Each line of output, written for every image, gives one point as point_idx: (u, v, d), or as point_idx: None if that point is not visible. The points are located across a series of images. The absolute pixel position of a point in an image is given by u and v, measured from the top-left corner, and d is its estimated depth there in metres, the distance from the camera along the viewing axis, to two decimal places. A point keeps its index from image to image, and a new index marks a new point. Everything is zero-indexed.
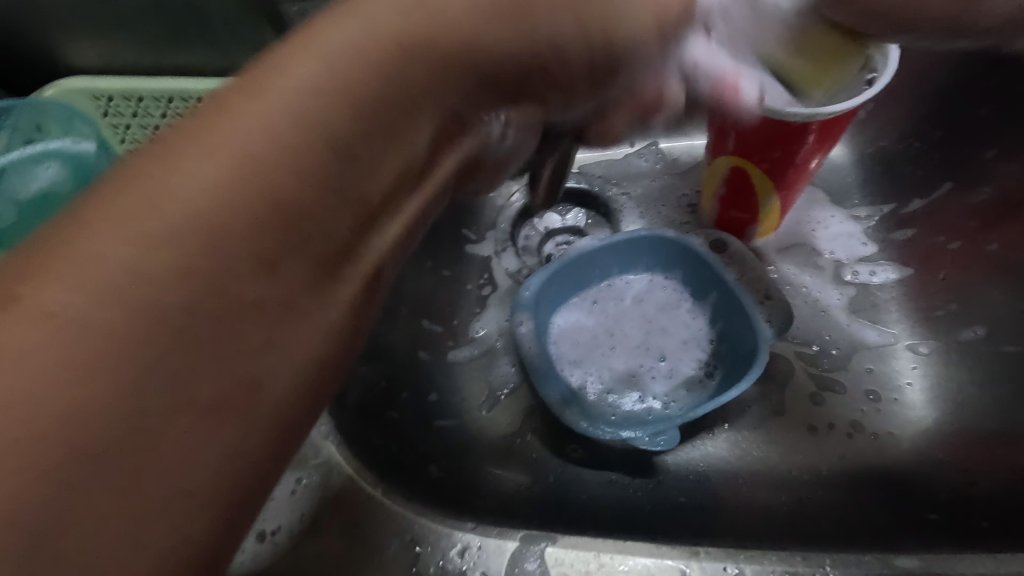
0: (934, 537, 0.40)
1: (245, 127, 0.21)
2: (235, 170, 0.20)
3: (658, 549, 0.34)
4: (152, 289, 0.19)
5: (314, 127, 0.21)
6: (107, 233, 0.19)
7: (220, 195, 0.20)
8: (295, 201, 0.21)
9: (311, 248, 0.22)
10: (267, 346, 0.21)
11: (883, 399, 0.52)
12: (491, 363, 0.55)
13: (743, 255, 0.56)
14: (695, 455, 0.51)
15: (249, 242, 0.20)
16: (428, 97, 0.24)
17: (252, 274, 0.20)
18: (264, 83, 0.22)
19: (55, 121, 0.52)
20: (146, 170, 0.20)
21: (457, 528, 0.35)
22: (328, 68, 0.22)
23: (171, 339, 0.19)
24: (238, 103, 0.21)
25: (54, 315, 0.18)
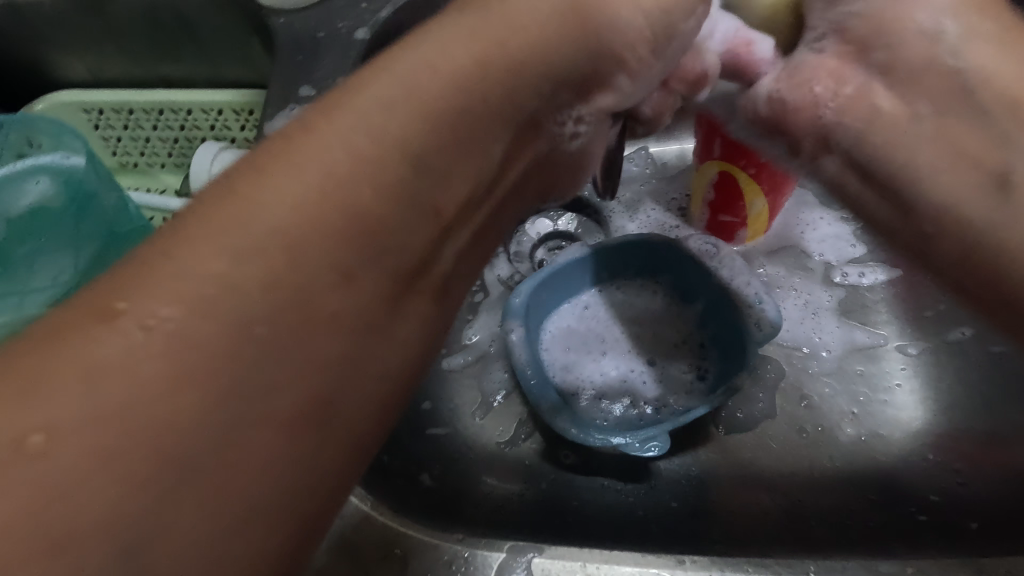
0: (922, 539, 0.40)
1: (333, 151, 0.24)
2: (326, 190, 0.24)
3: (643, 558, 0.34)
4: (247, 299, 0.22)
5: (397, 150, 0.25)
6: (212, 245, 0.22)
7: (313, 210, 0.23)
8: (377, 217, 0.25)
9: (389, 258, 0.26)
10: (336, 354, 0.24)
11: (873, 401, 0.52)
12: (484, 370, 0.56)
13: (733, 258, 0.56)
14: (687, 460, 0.51)
15: (339, 255, 0.24)
16: (489, 126, 0.28)
17: (337, 284, 0.24)
18: (358, 108, 0.25)
19: (44, 135, 0.52)
20: (248, 184, 0.24)
21: (445, 540, 0.35)
22: (407, 99, 0.26)
23: (258, 348, 0.22)
24: (326, 127, 0.25)
25: (147, 326, 0.20)
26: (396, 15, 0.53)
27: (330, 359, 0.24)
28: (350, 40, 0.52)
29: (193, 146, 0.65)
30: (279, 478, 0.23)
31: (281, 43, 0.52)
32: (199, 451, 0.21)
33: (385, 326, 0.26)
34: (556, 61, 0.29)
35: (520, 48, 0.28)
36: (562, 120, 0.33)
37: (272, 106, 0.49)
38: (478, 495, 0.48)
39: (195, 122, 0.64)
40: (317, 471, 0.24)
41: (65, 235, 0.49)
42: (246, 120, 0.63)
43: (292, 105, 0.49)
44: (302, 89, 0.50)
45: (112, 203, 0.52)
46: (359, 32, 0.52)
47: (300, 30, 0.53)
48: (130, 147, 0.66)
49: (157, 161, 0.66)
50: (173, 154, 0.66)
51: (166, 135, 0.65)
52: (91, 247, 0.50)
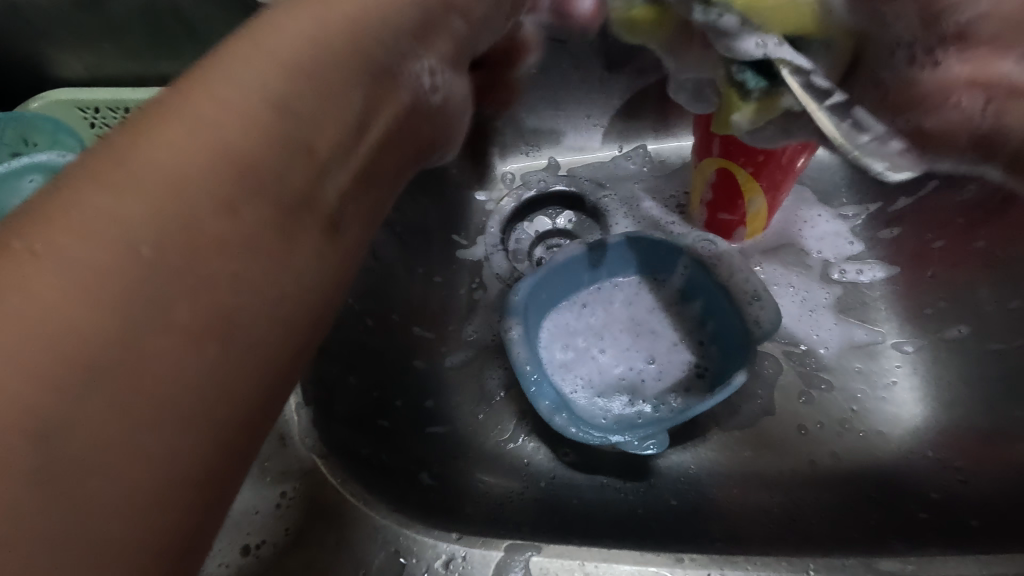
0: (923, 538, 0.40)
1: (202, 96, 0.23)
2: (200, 128, 0.22)
3: (642, 556, 0.33)
4: (127, 227, 0.20)
5: (275, 87, 0.24)
6: (91, 190, 0.20)
7: (190, 147, 0.22)
8: (251, 152, 0.23)
9: (266, 188, 0.23)
10: (227, 277, 0.22)
11: (871, 398, 0.52)
12: (482, 368, 0.55)
13: (733, 255, 0.56)
14: (686, 458, 0.50)
15: (213, 181, 0.22)
16: (358, 70, 0.27)
17: (217, 210, 0.22)
18: (222, 63, 0.25)
19: (43, 133, 0.52)
20: (123, 139, 0.22)
21: (442, 539, 0.35)
22: (274, 43, 0.25)
23: (141, 270, 0.20)
24: (202, 77, 0.24)
25: (37, 251, 0.19)
26: None
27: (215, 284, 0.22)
28: None
29: None
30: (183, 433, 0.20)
31: None
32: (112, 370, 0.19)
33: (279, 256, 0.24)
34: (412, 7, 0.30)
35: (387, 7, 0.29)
36: (419, 71, 0.32)
37: None
38: (476, 494, 0.48)
39: None
40: None
41: None
42: None
43: None
44: None
45: None
46: None
47: None
48: None
49: None
50: None
51: None
52: None
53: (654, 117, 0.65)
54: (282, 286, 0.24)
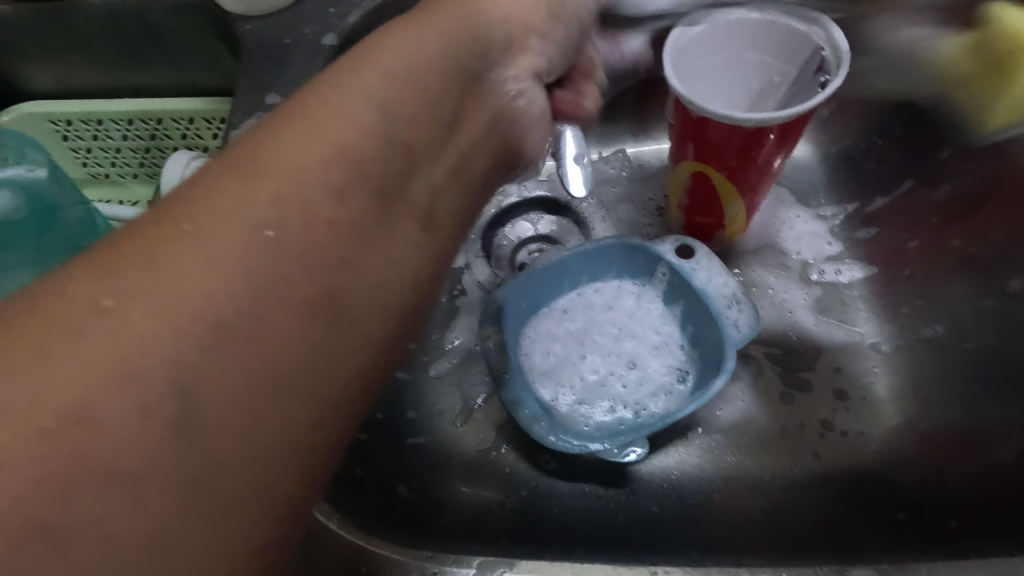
0: (900, 540, 0.40)
1: (331, 99, 0.26)
2: (318, 128, 0.25)
3: (614, 568, 0.33)
4: (254, 209, 0.23)
5: (384, 100, 0.27)
6: (227, 179, 0.23)
7: (312, 148, 0.25)
8: (358, 150, 0.26)
9: (368, 183, 0.26)
10: (335, 256, 0.24)
11: (852, 399, 0.52)
12: (463, 376, 0.55)
13: (711, 259, 0.54)
14: (667, 463, 0.50)
15: (325, 174, 0.24)
16: (451, 78, 0.30)
17: (329, 199, 0.24)
18: (346, 71, 0.28)
19: (9, 148, 0.51)
20: (257, 137, 0.25)
21: (413, 556, 0.34)
22: (387, 56, 0.28)
23: (267, 247, 0.23)
24: (331, 85, 0.27)
25: (186, 228, 0.22)
26: (365, 19, 0.52)
27: (330, 260, 0.24)
28: (319, 45, 0.51)
29: (164, 155, 0.65)
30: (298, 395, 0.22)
31: (249, 49, 0.51)
32: (244, 336, 0.21)
33: (375, 240, 0.26)
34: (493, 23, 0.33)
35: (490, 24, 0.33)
36: (503, 78, 0.34)
37: (238, 114, 0.48)
38: (456, 506, 0.47)
39: (165, 131, 0.64)
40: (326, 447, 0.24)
41: (25, 250, 0.48)
42: (218, 128, 0.63)
43: (259, 112, 0.48)
44: (269, 96, 0.49)
45: (76, 215, 0.51)
46: (328, 37, 0.51)
47: (267, 37, 0.52)
48: (100, 157, 0.65)
49: (128, 171, 0.66)
50: (144, 164, 0.66)
51: (136, 146, 0.65)
52: (56, 261, 0.49)
53: (633, 121, 0.65)
54: (380, 270, 0.26)
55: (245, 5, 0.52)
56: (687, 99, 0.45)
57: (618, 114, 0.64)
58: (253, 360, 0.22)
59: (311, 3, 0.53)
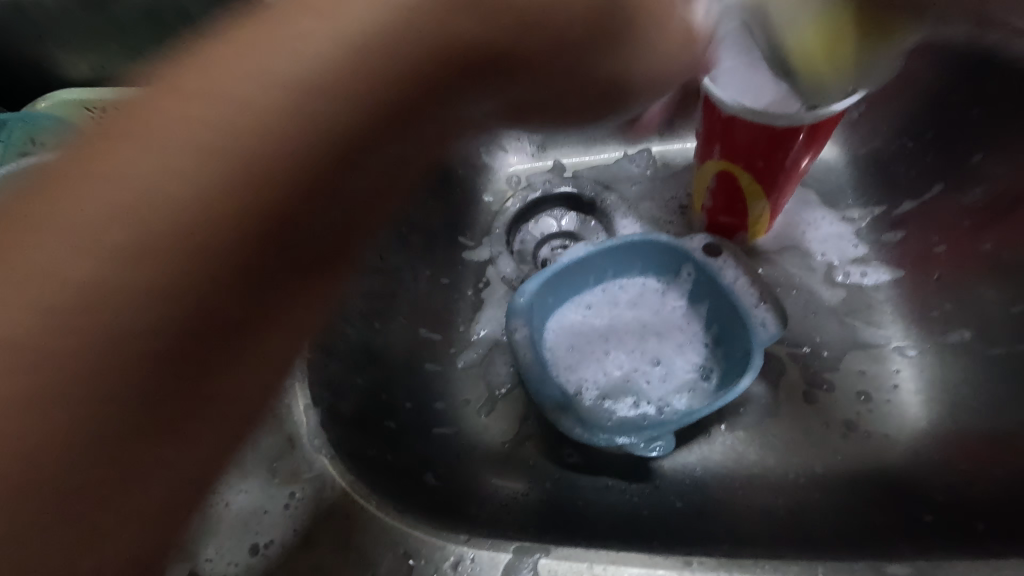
0: (928, 540, 0.40)
1: (181, 138, 0.25)
2: (130, 178, 0.24)
3: (650, 558, 0.33)
4: (54, 287, 0.23)
5: (242, 148, 0.25)
6: (47, 250, 0.23)
7: (161, 198, 0.24)
8: (232, 201, 0.25)
9: (236, 235, 0.25)
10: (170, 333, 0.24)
11: (877, 400, 0.52)
12: (488, 367, 0.55)
13: (737, 258, 0.55)
14: (690, 459, 0.51)
15: (176, 239, 0.24)
16: (331, 108, 0.28)
17: (183, 259, 0.24)
18: (198, 101, 0.26)
19: (48, 133, 0.52)
20: (62, 186, 0.24)
21: (451, 540, 0.35)
22: (225, 94, 0.26)
23: (51, 337, 0.23)
24: (168, 117, 0.25)
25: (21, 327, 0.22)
26: None
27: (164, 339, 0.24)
28: None
29: None
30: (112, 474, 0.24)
31: None
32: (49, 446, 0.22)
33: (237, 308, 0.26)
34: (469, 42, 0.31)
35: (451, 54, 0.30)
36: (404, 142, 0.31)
37: None
38: (482, 495, 0.48)
39: None
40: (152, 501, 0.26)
41: None
42: None
43: None
44: None
45: None
46: None
47: None
48: None
49: None
50: None
51: None
52: None
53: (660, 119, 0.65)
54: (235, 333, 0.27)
55: None
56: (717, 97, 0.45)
57: None
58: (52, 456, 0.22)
59: None
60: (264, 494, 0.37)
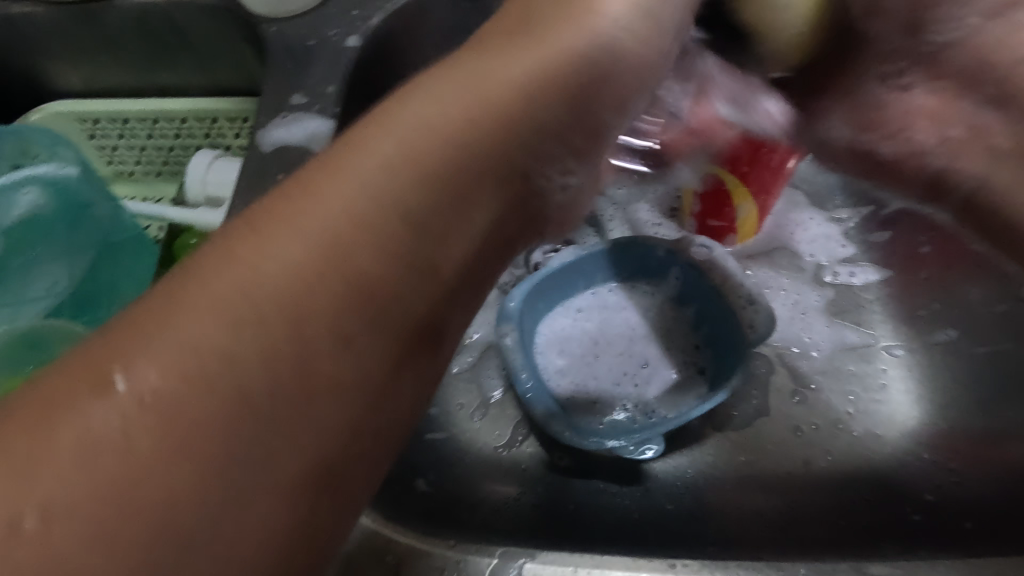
0: (916, 540, 0.40)
1: (339, 219, 0.25)
2: (286, 273, 0.23)
3: (634, 562, 0.33)
4: (221, 370, 0.22)
5: (399, 236, 0.25)
6: (197, 334, 0.22)
7: (306, 296, 0.23)
8: (369, 290, 0.24)
9: (372, 321, 0.25)
10: (327, 419, 0.23)
11: (866, 400, 0.52)
12: (479, 372, 0.56)
13: (727, 261, 0.55)
14: (682, 463, 0.51)
15: (324, 322, 0.23)
16: (483, 175, 0.28)
17: (328, 350, 0.23)
18: (361, 177, 0.26)
19: (39, 145, 0.52)
20: (221, 266, 0.23)
21: (439, 546, 0.35)
22: (399, 169, 0.26)
23: (210, 425, 0.21)
24: (339, 196, 0.25)
25: (144, 401, 0.21)
26: (388, 22, 0.53)
27: (319, 424, 0.23)
28: (342, 47, 0.52)
29: (187, 154, 0.67)
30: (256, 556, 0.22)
31: (274, 50, 0.52)
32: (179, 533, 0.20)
33: (372, 391, 0.25)
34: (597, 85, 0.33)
35: (553, 102, 0.31)
36: (549, 175, 0.33)
37: (264, 114, 0.49)
38: (474, 500, 0.48)
39: (190, 130, 0.65)
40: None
41: (58, 246, 0.50)
42: (240, 127, 0.64)
43: (285, 112, 0.50)
44: (294, 97, 0.50)
45: (105, 212, 0.52)
46: (351, 39, 0.52)
47: (291, 39, 0.53)
48: (125, 155, 0.68)
49: (153, 169, 0.68)
50: (168, 163, 0.68)
51: (161, 144, 0.67)
52: (86, 258, 0.51)
53: None
54: (369, 414, 0.25)
55: (271, 6, 0.53)
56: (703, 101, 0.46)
57: None
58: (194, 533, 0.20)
59: (335, 6, 0.54)
60: None
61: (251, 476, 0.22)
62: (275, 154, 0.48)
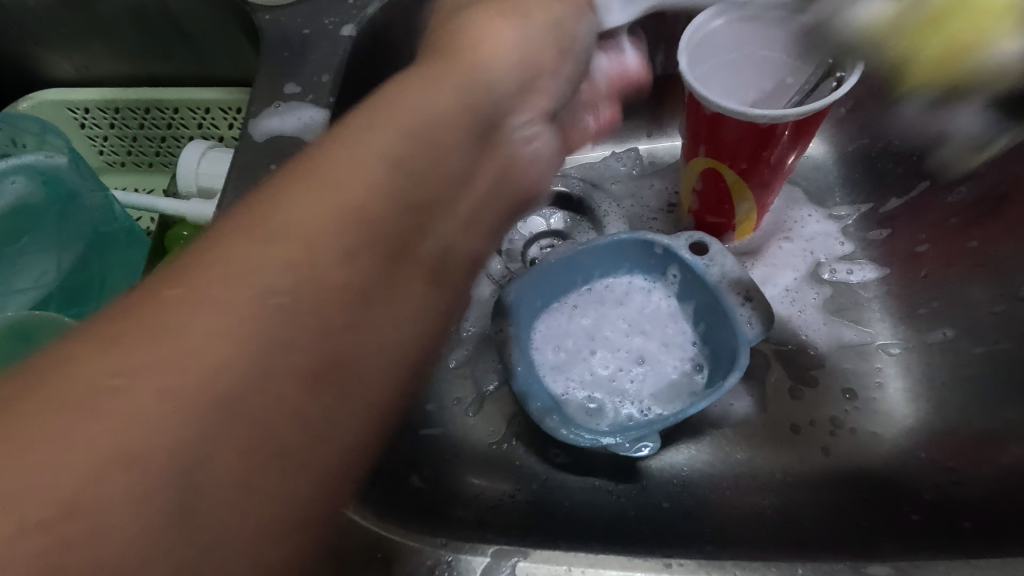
0: (914, 540, 0.40)
1: (358, 153, 0.26)
2: (317, 195, 0.25)
3: (628, 561, 0.33)
4: (267, 278, 0.23)
5: (398, 171, 0.27)
6: (248, 246, 0.23)
7: (324, 215, 0.24)
8: (375, 213, 0.26)
9: (380, 243, 0.25)
10: (345, 323, 0.24)
11: (862, 398, 0.52)
12: (474, 366, 0.55)
13: (725, 255, 0.53)
14: (678, 459, 0.50)
15: (336, 242, 0.24)
16: (467, 127, 0.30)
17: (342, 265, 0.24)
18: (377, 120, 0.28)
19: (30, 135, 0.52)
20: (273, 198, 0.25)
21: (429, 544, 0.34)
22: (395, 116, 0.28)
23: (252, 331, 0.22)
24: (358, 141, 0.27)
25: (198, 297, 0.22)
26: (385, 11, 0.53)
27: (338, 329, 0.24)
28: (337, 36, 0.51)
29: (179, 144, 0.66)
30: (291, 472, 0.22)
31: (269, 39, 0.52)
32: (221, 433, 0.21)
33: (382, 306, 0.25)
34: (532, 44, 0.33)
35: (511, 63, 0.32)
36: (516, 125, 0.33)
37: (257, 103, 0.49)
38: (468, 496, 0.47)
39: (182, 121, 0.64)
40: (316, 506, 0.23)
41: (47, 236, 0.49)
42: (234, 118, 0.63)
43: (279, 102, 0.49)
44: (287, 86, 0.49)
45: (95, 202, 0.50)
46: (347, 28, 0.52)
47: (286, 27, 0.52)
48: (116, 146, 0.67)
49: (144, 160, 0.67)
50: (160, 154, 0.67)
51: (152, 134, 0.66)
52: (74, 249, 0.50)
53: (648, 117, 0.65)
54: (382, 338, 0.25)
55: None
56: (702, 96, 0.45)
57: (633, 111, 0.64)
58: (243, 437, 0.21)
59: None
60: None
61: (282, 384, 0.22)
62: (269, 144, 0.47)
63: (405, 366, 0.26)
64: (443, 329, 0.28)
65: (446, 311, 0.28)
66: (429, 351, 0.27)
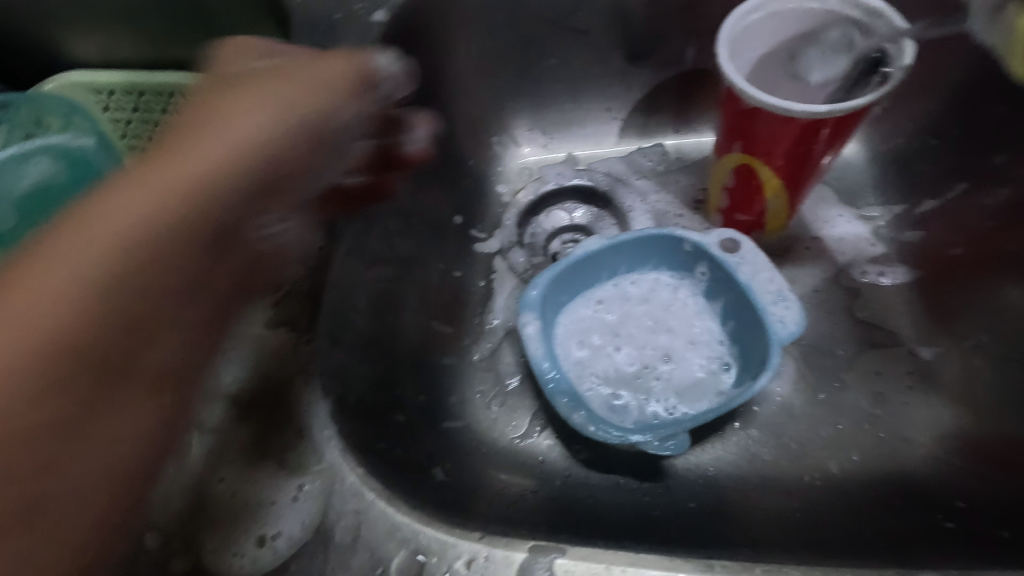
0: (955, 549, 0.39)
1: (78, 238, 0.25)
2: (43, 281, 0.24)
3: (671, 561, 0.32)
4: None
5: (137, 265, 0.25)
6: None
7: (45, 304, 0.23)
8: (109, 319, 0.25)
9: (92, 355, 0.24)
10: (40, 433, 0.23)
11: (893, 403, 0.51)
12: (496, 360, 0.55)
13: (756, 253, 0.53)
14: (703, 459, 0.50)
15: (46, 349, 0.23)
16: (220, 210, 0.28)
17: (59, 376, 0.23)
18: (101, 200, 0.26)
19: (55, 116, 0.52)
20: None
21: (465, 537, 0.33)
22: (157, 190, 0.26)
23: None
24: (85, 220, 0.25)
25: None
26: None
27: (42, 442, 0.23)
28: (368, 22, 0.51)
29: None
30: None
31: (298, 24, 0.51)
32: None
33: (88, 418, 0.24)
34: (330, 105, 0.33)
35: (301, 118, 0.31)
36: (257, 230, 0.30)
37: None
38: (492, 492, 0.46)
39: None
40: None
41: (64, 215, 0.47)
42: None
43: None
44: None
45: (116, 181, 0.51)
46: (377, 14, 0.51)
47: (315, 11, 0.51)
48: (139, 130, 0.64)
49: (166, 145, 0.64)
50: None
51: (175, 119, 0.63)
52: None
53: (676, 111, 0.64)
54: (89, 452, 0.24)
55: None
56: (744, 88, 0.44)
57: (660, 105, 0.63)
58: None
59: None
60: (272, 485, 0.34)
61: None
62: None
63: (128, 469, 0.26)
64: (145, 457, 0.26)
65: (163, 436, 0.27)
66: (143, 446, 0.26)
